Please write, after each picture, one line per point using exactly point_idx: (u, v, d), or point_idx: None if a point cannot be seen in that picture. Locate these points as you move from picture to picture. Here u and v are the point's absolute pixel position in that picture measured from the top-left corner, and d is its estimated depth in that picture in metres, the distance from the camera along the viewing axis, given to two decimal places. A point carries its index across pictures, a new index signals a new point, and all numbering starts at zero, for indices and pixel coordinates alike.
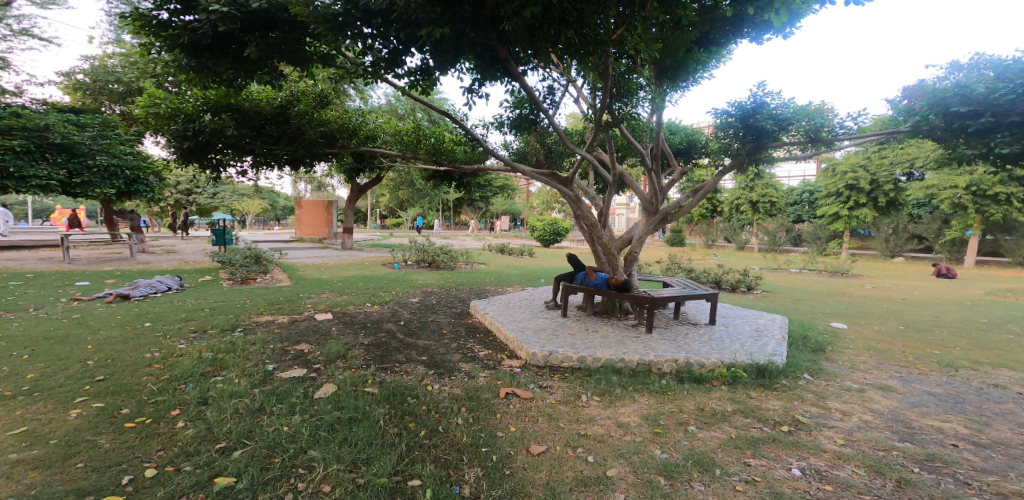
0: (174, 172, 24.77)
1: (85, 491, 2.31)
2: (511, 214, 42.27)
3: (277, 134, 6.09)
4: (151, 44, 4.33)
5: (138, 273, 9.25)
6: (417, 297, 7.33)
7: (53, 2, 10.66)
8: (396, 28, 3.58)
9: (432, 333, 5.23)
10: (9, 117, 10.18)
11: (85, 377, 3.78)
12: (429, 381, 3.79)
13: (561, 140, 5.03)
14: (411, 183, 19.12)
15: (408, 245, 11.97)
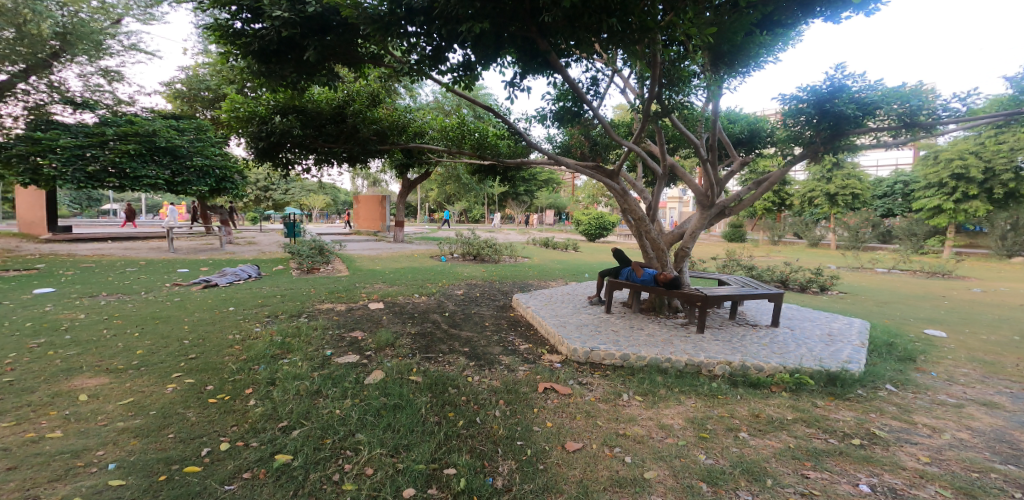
0: (253, 170, 27.01)
1: (171, 459, 2.59)
2: (557, 208, 42.02)
3: (336, 133, 6.45)
4: (229, 52, 4.71)
5: (225, 261, 10.24)
6: (462, 289, 7.49)
7: (153, 17, 11.85)
8: (445, 27, 3.64)
9: (476, 325, 5.34)
10: (126, 125, 11.77)
11: (181, 354, 4.25)
12: (470, 372, 3.87)
13: (607, 133, 4.87)
14: (458, 178, 19.55)
15: (455, 238, 12.26)
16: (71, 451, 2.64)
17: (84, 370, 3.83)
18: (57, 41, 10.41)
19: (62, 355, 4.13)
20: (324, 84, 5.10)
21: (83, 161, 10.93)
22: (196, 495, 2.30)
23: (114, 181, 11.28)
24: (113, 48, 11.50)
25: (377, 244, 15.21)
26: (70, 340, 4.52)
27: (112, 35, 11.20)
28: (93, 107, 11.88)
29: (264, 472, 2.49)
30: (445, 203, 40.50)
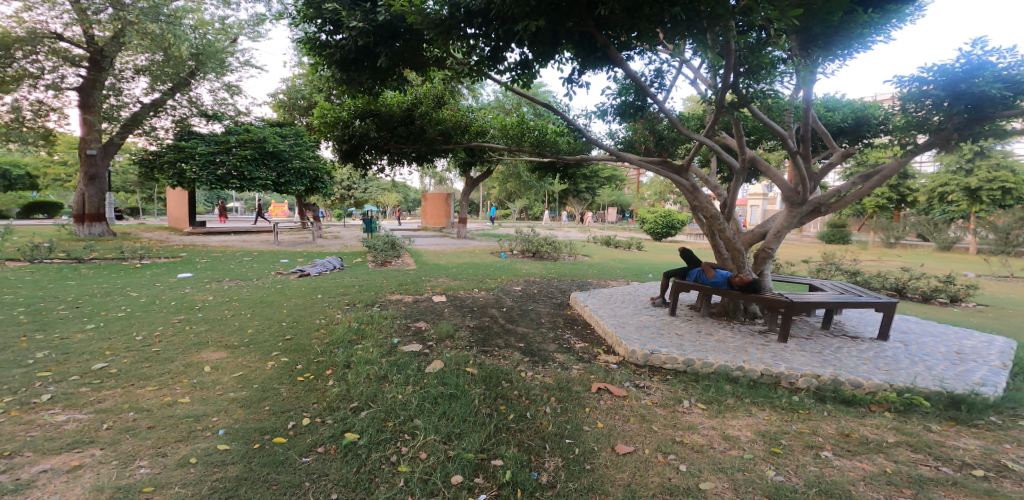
0: (338, 171, 29.38)
1: (263, 429, 2.92)
2: (621, 206, 40.97)
3: (406, 134, 6.80)
4: (317, 63, 5.15)
5: (314, 254, 11.29)
6: (520, 286, 7.58)
7: (260, 34, 13.31)
8: (507, 28, 3.69)
9: (533, 322, 5.38)
10: (244, 134, 13.31)
11: (280, 335, 4.78)
12: (524, 367, 3.91)
13: (674, 126, 4.61)
14: (518, 175, 19.81)
15: (515, 235, 12.43)
16: (193, 416, 3.08)
17: (206, 345, 4.44)
18: (192, 61, 12.00)
19: (194, 331, 4.84)
20: (394, 88, 5.42)
21: (214, 166, 12.63)
22: (280, 464, 2.57)
23: (235, 183, 12.76)
24: (233, 64, 13.09)
25: (442, 240, 15.83)
26: (199, 318, 5.28)
27: (231, 54, 12.77)
28: (221, 118, 13.67)
29: (334, 449, 2.72)
30: (507, 201, 41.20)
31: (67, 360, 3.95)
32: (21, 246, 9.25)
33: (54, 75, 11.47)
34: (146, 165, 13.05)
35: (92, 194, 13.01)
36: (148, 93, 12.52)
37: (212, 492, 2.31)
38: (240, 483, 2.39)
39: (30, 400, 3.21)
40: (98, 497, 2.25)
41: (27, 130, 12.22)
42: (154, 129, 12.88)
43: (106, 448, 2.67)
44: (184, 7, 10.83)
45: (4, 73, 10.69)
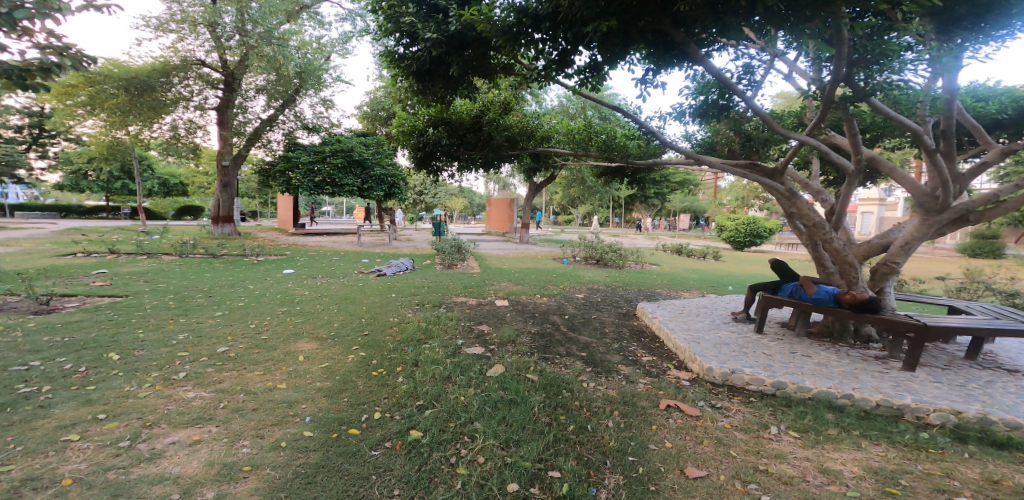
0: (413, 177, 30.99)
1: (341, 420, 3.10)
2: (694, 212, 38.85)
3: (475, 140, 6.97)
4: (397, 75, 5.46)
5: (389, 255, 11.96)
6: (583, 293, 7.44)
7: (347, 50, 14.34)
8: (577, 30, 3.65)
9: (596, 331, 5.23)
10: (335, 143, 14.41)
11: (359, 330, 5.09)
12: (586, 378, 3.82)
13: (768, 126, 4.23)
14: (583, 181, 19.63)
15: (578, 241, 12.27)
16: (286, 402, 3.35)
17: (301, 336, 4.85)
18: (298, 80, 13.13)
19: (293, 322, 5.30)
20: (466, 96, 5.61)
21: (313, 174, 13.86)
22: (352, 455, 2.70)
23: (327, 189, 13.82)
24: (327, 80, 14.28)
25: (505, 245, 16.00)
26: (297, 310, 5.79)
27: (327, 70, 13.91)
28: (319, 131, 14.92)
29: (401, 445, 2.82)
30: (570, 207, 40.88)
31: (198, 342, 4.52)
32: (171, 244, 10.85)
33: (199, 97, 13.24)
34: (264, 173, 14.62)
35: (224, 198, 14.80)
36: (266, 109, 14.09)
37: (296, 477, 2.48)
38: (318, 470, 2.55)
39: (170, 377, 3.72)
40: (209, 470, 2.51)
41: (181, 146, 14.23)
42: (268, 141, 14.43)
43: (220, 426, 2.98)
44: (289, 30, 11.97)
45: (164, 97, 12.55)
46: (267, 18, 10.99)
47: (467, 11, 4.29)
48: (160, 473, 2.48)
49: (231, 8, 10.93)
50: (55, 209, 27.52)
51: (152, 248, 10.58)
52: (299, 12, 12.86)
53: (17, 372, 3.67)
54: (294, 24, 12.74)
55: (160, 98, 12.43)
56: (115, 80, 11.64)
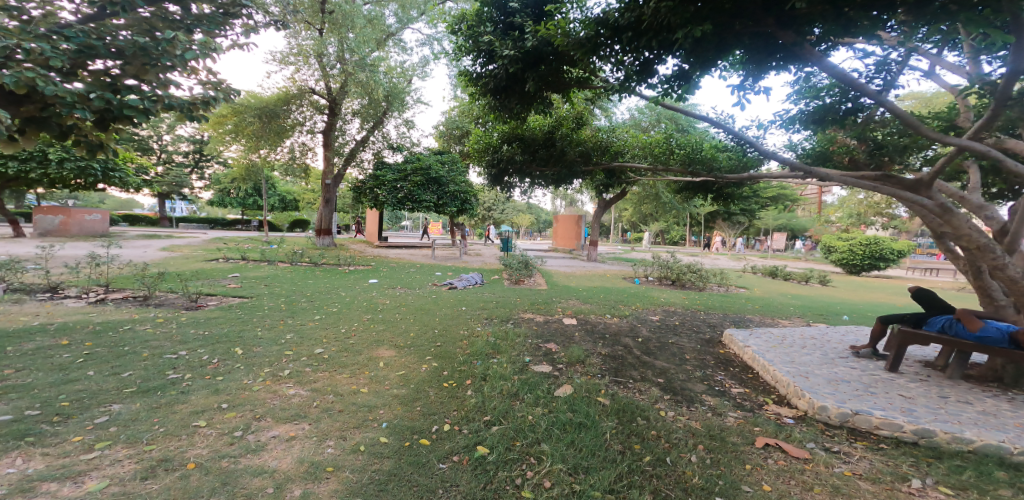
0: (484, 193, 31.95)
1: (413, 429, 3.13)
2: (790, 231, 35.59)
3: (547, 157, 6.96)
4: (474, 95, 5.66)
5: (460, 269, 12.30)
6: (657, 315, 7.10)
7: (426, 74, 15.18)
8: (665, 37, 3.73)
9: (672, 356, 4.92)
10: (413, 162, 15.22)
11: (433, 340, 5.19)
12: (664, 406, 3.58)
13: (917, 132, 3.74)
14: (658, 196, 19.02)
15: (652, 261, 11.86)
16: (366, 406, 3.45)
17: (383, 343, 5.05)
18: (386, 103, 14.13)
19: (375, 329, 5.56)
20: (541, 112, 5.67)
21: (397, 191, 14.75)
22: (421, 465, 2.70)
23: (408, 205, 14.55)
24: (409, 102, 15.17)
25: (572, 262, 15.78)
26: (380, 318, 6.07)
27: (409, 92, 14.78)
28: (402, 149, 15.85)
29: (467, 460, 2.78)
30: (642, 226, 39.72)
31: (301, 343, 4.91)
32: (283, 253, 12.06)
33: (311, 122, 14.66)
34: (355, 190, 15.83)
35: (324, 213, 16.11)
36: (359, 132, 15.36)
37: (370, 482, 2.52)
38: (390, 478, 2.57)
39: (277, 373, 4.05)
40: (298, 467, 2.62)
41: (296, 167, 15.86)
42: (361, 160, 15.68)
43: (311, 424, 3.14)
44: (379, 57, 12.86)
45: (285, 123, 14.24)
46: (361, 47, 11.93)
47: (544, 27, 4.37)
48: (260, 465, 2.63)
49: (333, 40, 12.05)
50: (202, 220, 32.50)
51: (270, 255, 11.80)
52: (386, 40, 13.88)
53: (168, 360, 4.24)
54: (382, 51, 13.72)
55: (282, 124, 14.10)
56: (251, 110, 13.33)
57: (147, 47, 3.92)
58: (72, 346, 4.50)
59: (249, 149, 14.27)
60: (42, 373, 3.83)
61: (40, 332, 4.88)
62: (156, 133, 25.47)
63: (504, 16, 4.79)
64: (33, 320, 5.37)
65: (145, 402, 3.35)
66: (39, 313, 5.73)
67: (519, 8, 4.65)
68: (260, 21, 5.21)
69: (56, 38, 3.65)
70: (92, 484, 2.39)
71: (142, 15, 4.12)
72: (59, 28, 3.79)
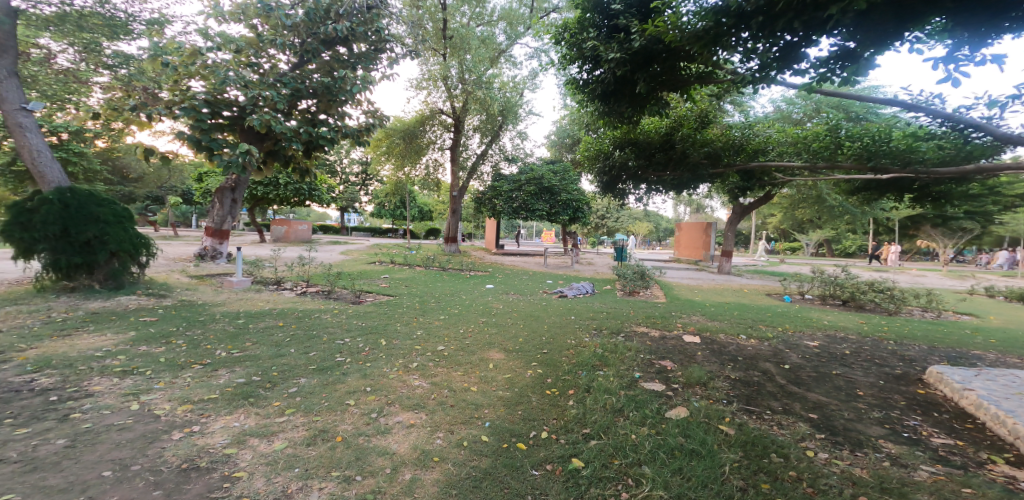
0: (598, 201, 31.50)
1: (512, 431, 3.24)
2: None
3: (665, 160, 6.55)
4: (582, 102, 5.64)
5: (572, 277, 12.28)
6: (816, 341, 6.08)
7: (536, 86, 15.66)
8: (814, 15, 3.39)
9: (833, 390, 4.20)
10: (527, 172, 15.78)
11: (542, 347, 5.27)
12: (812, 446, 3.08)
13: None
14: (820, 196, 16.32)
15: (813, 276, 10.24)
16: (474, 404, 3.68)
17: (494, 345, 5.30)
18: (502, 117, 15.07)
19: (489, 332, 5.87)
20: (655, 112, 5.42)
21: (512, 200, 15.50)
22: (515, 469, 2.77)
23: (522, 213, 15.20)
24: (522, 114, 15.85)
25: (698, 274, 14.48)
26: (493, 321, 6.40)
27: (523, 104, 15.42)
28: (517, 160, 16.77)
29: (561, 470, 2.77)
30: (796, 232, 34.46)
31: (428, 339, 5.45)
32: (418, 258, 13.51)
33: (441, 139, 16.27)
34: (476, 201, 17.01)
35: (453, 223, 17.51)
36: (480, 146, 16.65)
37: (467, 477, 2.67)
38: (485, 476, 2.69)
39: (408, 364, 4.57)
40: (412, 454, 2.91)
41: (429, 181, 17.75)
42: (480, 172, 16.91)
43: (427, 414, 3.47)
44: (494, 74, 13.64)
45: (422, 142, 16.09)
46: (478, 67, 12.82)
47: (653, 25, 4.20)
48: (384, 446, 2.99)
49: (455, 63, 13.19)
50: (365, 229, 38.30)
51: (409, 260, 13.33)
52: (498, 57, 14.65)
53: (339, 344, 5.12)
54: (496, 68, 14.56)
55: (420, 143, 15.97)
56: (398, 133, 15.40)
57: (330, 86, 5.61)
58: (284, 327, 5.78)
59: (397, 167, 16.41)
60: (266, 347, 4.98)
61: (269, 315, 6.37)
62: (337, 158, 31.06)
63: (608, 20, 4.72)
64: (267, 305, 7.03)
65: (320, 379, 4.09)
66: (270, 300, 7.47)
67: (623, 9, 4.52)
68: (398, 53, 6.01)
69: (280, 86, 5.42)
70: (276, 443, 2.97)
71: (325, 60, 5.87)
72: (280, 77, 5.59)
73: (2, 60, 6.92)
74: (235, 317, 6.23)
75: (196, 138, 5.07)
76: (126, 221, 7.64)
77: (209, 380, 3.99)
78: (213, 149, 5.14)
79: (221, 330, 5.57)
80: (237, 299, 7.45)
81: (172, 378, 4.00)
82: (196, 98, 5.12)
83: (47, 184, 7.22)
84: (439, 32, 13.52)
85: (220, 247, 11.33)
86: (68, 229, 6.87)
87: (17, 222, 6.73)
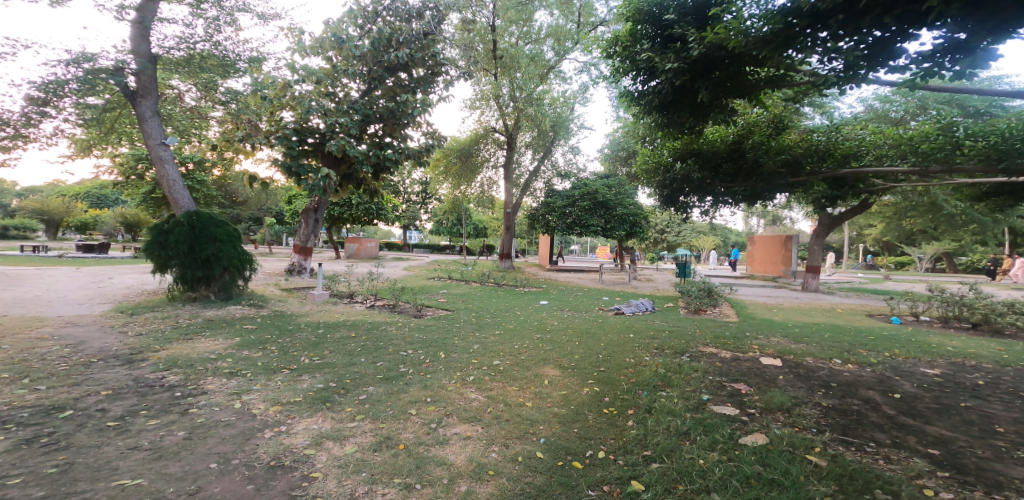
0: (661, 215, 30.31)
1: (568, 449, 3.19)
2: None
3: (734, 170, 6.19)
4: (638, 115, 5.54)
5: (631, 294, 11.86)
6: (934, 369, 5.29)
7: (587, 100, 15.65)
8: (909, 7, 3.08)
9: (962, 425, 3.62)
10: (581, 187, 15.68)
11: (599, 365, 5.15)
12: (930, 484, 2.69)
13: None
14: (932, 202, 14.33)
15: (927, 295, 8.96)
16: (528, 420, 3.68)
17: (549, 362, 5.27)
18: (553, 132, 15.35)
19: (544, 348, 5.85)
20: (720, 121, 5.17)
21: (566, 216, 15.54)
22: (570, 488, 2.72)
23: (577, 229, 15.19)
24: (573, 129, 16.02)
25: (777, 291, 13.27)
26: (547, 338, 6.35)
27: (574, 119, 15.50)
28: (570, 175, 16.90)
29: (618, 492, 2.67)
30: (902, 244, 30.44)
31: (484, 353, 5.56)
32: (476, 274, 13.84)
33: (494, 157, 16.75)
34: (532, 217, 17.19)
35: (506, 239, 17.80)
36: (533, 163, 17.10)
37: (522, 493, 2.67)
38: (539, 493, 2.67)
39: (466, 377, 4.69)
40: (469, 465, 2.97)
41: (484, 198, 18.30)
42: (532, 187, 17.37)
43: (484, 427, 3.54)
44: (545, 90, 13.82)
45: (477, 161, 16.65)
46: (528, 84, 13.12)
47: (712, 32, 4.05)
48: (443, 456, 3.09)
49: (506, 81, 13.57)
50: (431, 246, 40.10)
51: (468, 275, 13.71)
52: (548, 73, 14.82)
53: (403, 356, 5.39)
54: (545, 84, 14.69)
55: (475, 161, 16.55)
56: (454, 153, 16.07)
57: (396, 110, 6.05)
58: (357, 338, 6.20)
59: (453, 186, 17.07)
60: (341, 356, 5.37)
61: (343, 326, 6.88)
62: (404, 179, 33.03)
63: (662, 30, 4.64)
64: (342, 317, 7.60)
65: (386, 388, 4.33)
66: (346, 312, 8.07)
67: (677, 18, 4.44)
68: (453, 75, 6.34)
69: (353, 113, 5.91)
70: (347, 447, 3.18)
71: (389, 85, 6.31)
72: (351, 104, 6.10)
73: (147, 102, 8.33)
74: (315, 327, 6.81)
75: (288, 164, 5.69)
76: (236, 240, 8.67)
77: (295, 384, 4.40)
78: (301, 174, 5.75)
79: (305, 338, 6.12)
80: (317, 310, 8.14)
81: (266, 381, 4.46)
82: (286, 128, 5.74)
83: (179, 207, 8.39)
84: (489, 53, 13.80)
85: (303, 262, 12.46)
86: (193, 246, 8.00)
87: (156, 241, 7.91)
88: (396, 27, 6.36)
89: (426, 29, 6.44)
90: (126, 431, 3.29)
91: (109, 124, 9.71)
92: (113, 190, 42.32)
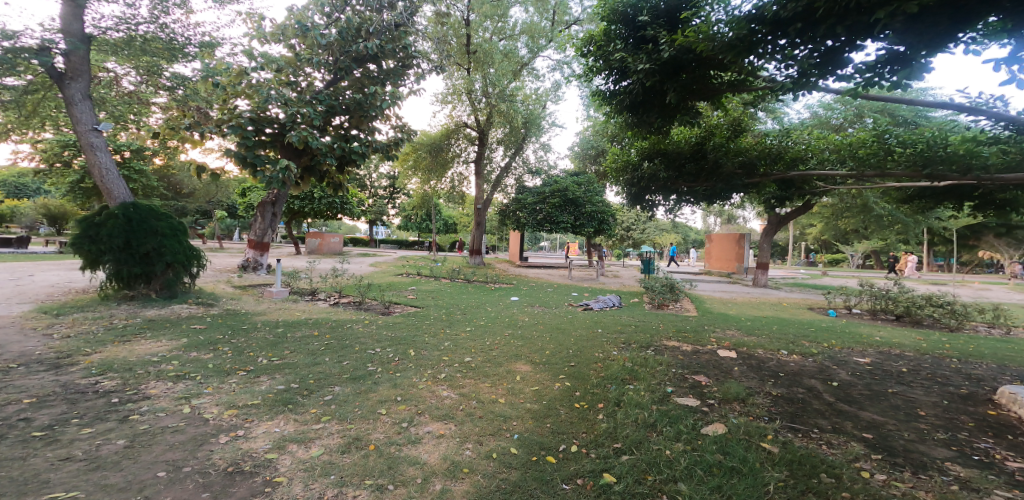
0: (625, 214, 31.10)
1: (542, 444, 3.22)
2: None
3: (696, 171, 6.46)
4: (608, 113, 5.63)
5: (599, 290, 12.12)
6: (867, 358, 5.76)
7: (558, 97, 15.80)
8: (858, 19, 3.29)
9: (890, 410, 3.97)
10: (551, 185, 15.83)
11: (569, 360, 5.22)
12: (866, 466, 2.93)
13: None
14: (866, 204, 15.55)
15: (860, 289, 9.71)
16: (502, 416, 3.68)
17: (520, 358, 5.29)
18: (525, 129, 15.41)
19: (515, 344, 5.87)
20: (685, 122, 5.35)
21: (536, 213, 15.62)
22: (545, 482, 2.75)
23: (547, 226, 15.36)
24: (545, 126, 16.11)
25: (731, 286, 13.98)
26: (519, 334, 6.37)
27: (546, 116, 15.60)
28: (540, 172, 17.04)
29: (591, 485, 2.73)
30: (840, 243, 32.89)
31: (455, 350, 5.50)
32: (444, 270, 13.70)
33: (465, 152, 16.60)
34: (500, 213, 17.19)
35: (477, 235, 17.73)
36: (504, 159, 17.04)
37: (498, 489, 2.67)
38: (515, 489, 2.67)
39: (436, 375, 4.63)
40: (442, 464, 2.94)
41: (454, 194, 18.07)
42: (504, 183, 17.43)
43: (457, 425, 3.51)
44: (517, 86, 13.77)
45: (447, 156, 16.43)
46: (501, 80, 12.98)
47: (682, 35, 4.18)
48: (415, 456, 3.04)
49: (479, 76, 13.47)
50: (396, 242, 39.23)
51: (436, 272, 13.54)
52: (521, 70, 14.85)
53: (370, 355, 5.25)
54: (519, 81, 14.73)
55: (445, 157, 16.33)
56: (425, 147, 15.82)
57: (362, 102, 5.86)
58: (320, 336, 5.98)
59: (423, 181, 16.80)
60: (303, 355, 5.16)
61: (305, 324, 6.61)
62: (369, 173, 32.10)
63: (634, 31, 4.74)
64: (302, 315, 7.30)
65: (353, 388, 4.21)
66: (307, 310, 7.76)
67: (650, 20, 4.54)
68: (425, 69, 6.20)
69: (316, 103, 5.68)
70: (313, 450, 3.06)
71: (356, 76, 6.08)
72: (315, 94, 5.86)
73: (77, 84, 7.61)
74: (274, 326, 6.51)
75: (242, 155, 5.37)
76: (182, 235, 8.11)
77: (252, 386, 4.18)
78: (257, 165, 5.45)
79: (262, 338, 5.82)
80: (276, 309, 7.77)
81: (219, 384, 4.21)
82: (242, 117, 5.39)
83: (114, 199, 7.72)
84: (463, 47, 13.89)
85: (260, 258, 11.83)
86: (131, 241, 7.39)
87: (86, 235, 7.24)
88: (367, 17, 6.15)
89: (398, 20, 6.30)
90: (55, 441, 3.00)
91: (30, 107, 8.78)
92: (36, 178, 38.36)
